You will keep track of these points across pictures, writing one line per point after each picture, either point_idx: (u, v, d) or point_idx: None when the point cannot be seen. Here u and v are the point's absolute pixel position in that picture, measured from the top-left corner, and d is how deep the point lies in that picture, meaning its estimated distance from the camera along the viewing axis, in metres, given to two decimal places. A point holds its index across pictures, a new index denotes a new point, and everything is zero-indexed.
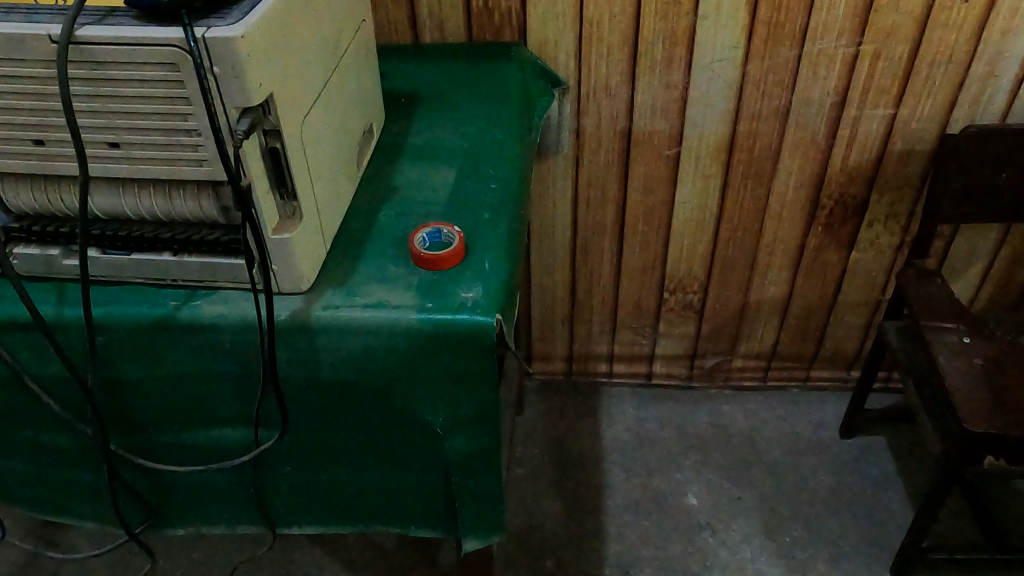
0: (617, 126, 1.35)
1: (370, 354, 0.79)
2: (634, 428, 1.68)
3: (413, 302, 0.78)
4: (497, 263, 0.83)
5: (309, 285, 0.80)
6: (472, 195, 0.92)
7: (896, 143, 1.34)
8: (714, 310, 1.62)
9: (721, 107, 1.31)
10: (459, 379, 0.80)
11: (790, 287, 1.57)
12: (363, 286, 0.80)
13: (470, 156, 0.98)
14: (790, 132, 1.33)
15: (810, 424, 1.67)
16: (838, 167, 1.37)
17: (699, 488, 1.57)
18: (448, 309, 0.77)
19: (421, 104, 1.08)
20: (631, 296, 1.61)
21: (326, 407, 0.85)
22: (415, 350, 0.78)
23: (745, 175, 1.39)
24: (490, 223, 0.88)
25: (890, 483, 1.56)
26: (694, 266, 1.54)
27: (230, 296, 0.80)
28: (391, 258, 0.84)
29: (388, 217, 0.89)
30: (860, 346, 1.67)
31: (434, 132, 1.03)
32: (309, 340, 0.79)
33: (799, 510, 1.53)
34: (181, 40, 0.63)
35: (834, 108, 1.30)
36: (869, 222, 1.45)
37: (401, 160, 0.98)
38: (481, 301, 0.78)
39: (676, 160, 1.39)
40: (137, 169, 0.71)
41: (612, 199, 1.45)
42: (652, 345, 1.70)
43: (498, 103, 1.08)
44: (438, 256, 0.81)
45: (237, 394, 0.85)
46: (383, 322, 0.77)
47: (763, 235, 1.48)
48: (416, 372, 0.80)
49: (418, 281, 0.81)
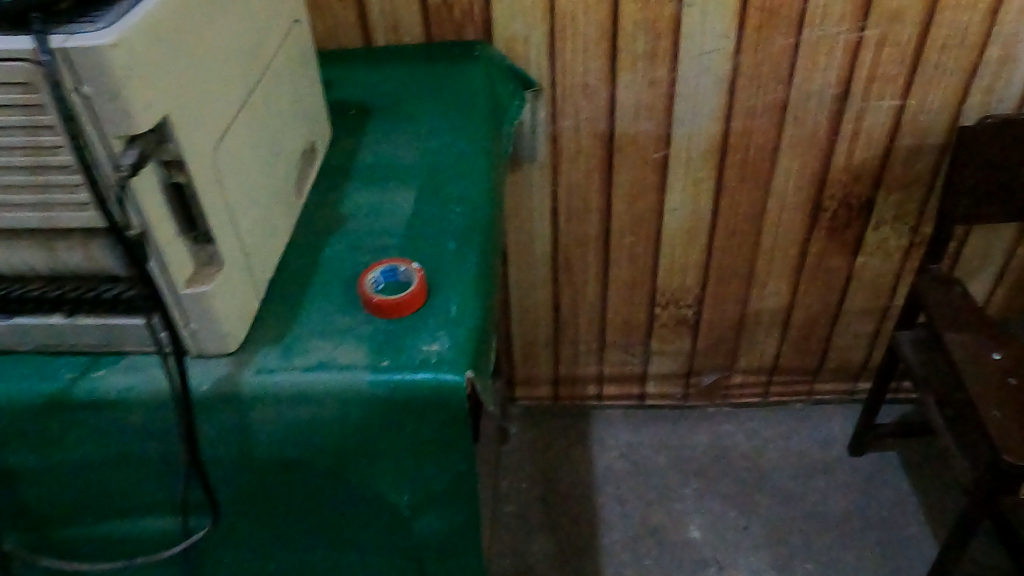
0: (597, 129, 1.21)
1: (316, 428, 0.65)
2: (628, 455, 1.55)
3: (365, 361, 0.64)
4: (465, 306, 0.69)
5: (236, 345, 0.66)
6: (434, 223, 0.78)
7: (905, 137, 1.21)
8: (709, 325, 1.49)
9: (712, 105, 1.18)
10: (424, 450, 0.67)
11: (792, 296, 1.44)
12: (303, 343, 0.66)
13: (430, 176, 0.84)
14: (787, 129, 1.20)
15: (817, 441, 1.55)
16: (841, 165, 1.25)
17: (702, 519, 1.45)
18: (407, 369, 0.63)
19: (373, 117, 0.94)
20: (619, 312, 1.47)
21: (266, 491, 0.71)
22: (370, 420, 0.65)
23: (739, 178, 1.27)
24: (456, 256, 0.74)
25: (907, 503, 1.44)
26: (687, 278, 1.41)
27: (140, 362, 0.65)
28: (338, 305, 0.70)
29: (335, 254, 0.75)
30: (868, 356, 1.54)
31: (389, 148, 0.89)
32: (240, 415, 0.65)
33: (810, 539, 1.41)
34: (32, 52, 0.48)
35: (836, 101, 1.17)
36: (876, 224, 1.32)
37: (348, 184, 0.84)
38: (448, 355, 0.64)
39: (664, 163, 1.25)
40: (4, 217, 0.57)
41: (595, 209, 1.32)
42: (644, 364, 1.57)
43: (461, 112, 0.94)
44: (394, 302, 0.67)
45: (158, 477, 0.70)
46: (329, 388, 0.63)
47: (762, 242, 1.35)
48: (372, 446, 0.67)
49: (371, 334, 0.67)
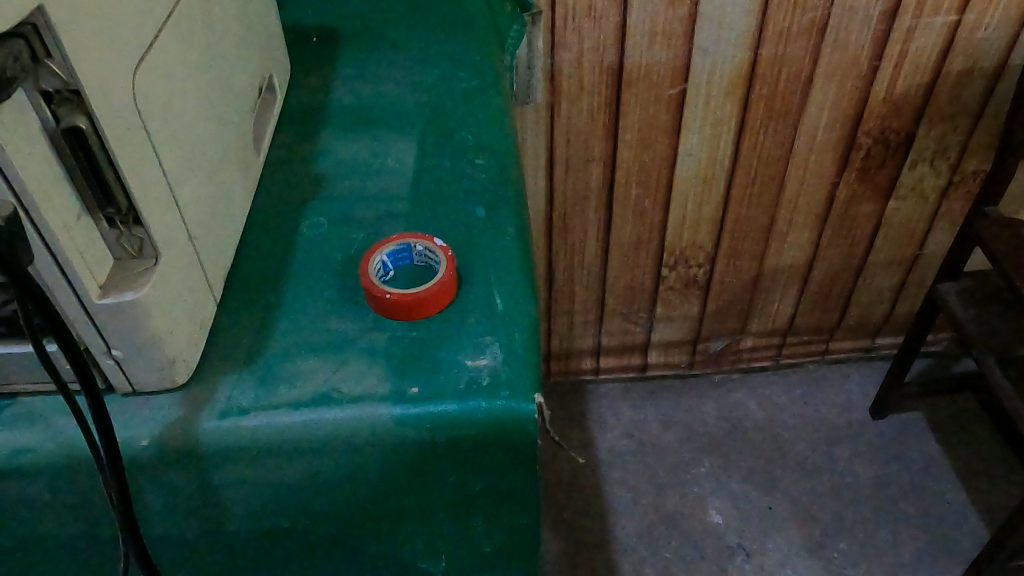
0: (603, 61, 1.02)
1: (316, 487, 0.45)
2: (632, 434, 1.39)
3: (384, 388, 0.44)
4: (513, 296, 0.49)
5: (187, 375, 0.44)
6: (448, 180, 0.57)
7: (956, 60, 1.04)
8: (721, 285, 1.32)
9: (740, 27, 0.99)
10: (471, 503, 0.47)
11: (815, 249, 1.28)
12: (288, 366, 0.45)
13: (431, 118, 0.63)
14: (825, 55, 1.02)
15: (836, 406, 1.41)
16: (882, 96, 1.08)
17: (721, 502, 1.29)
18: (449, 396, 0.43)
19: (342, 46, 0.71)
20: (621, 276, 1.29)
21: (243, 570, 0.50)
22: (394, 471, 0.45)
23: (766, 115, 1.08)
24: (487, 226, 0.54)
25: (939, 468, 1.31)
26: (699, 233, 1.23)
27: (37, 408, 0.43)
28: (332, 303, 0.49)
29: (316, 230, 0.54)
30: (889, 310, 1.40)
31: (370, 86, 0.67)
32: (202, 477, 0.44)
33: (842, 515, 1.27)
34: None
35: (884, 18, 0.99)
36: (913, 162, 1.16)
37: (322, 134, 0.62)
38: (504, 373, 0.44)
39: (680, 101, 1.06)
40: None
41: (597, 158, 1.12)
42: (647, 333, 1.40)
43: (457, 34, 0.73)
44: (416, 297, 0.47)
45: (81, 566, 0.49)
46: (334, 432, 0.43)
47: (785, 190, 1.18)
48: (396, 504, 0.47)
49: (386, 347, 0.46)
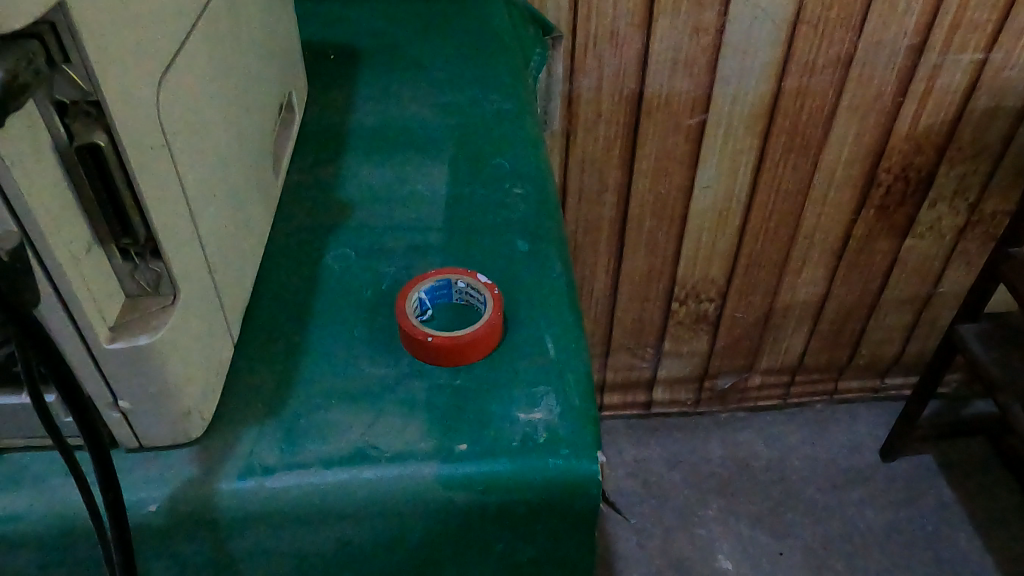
0: (623, 89, 0.98)
1: (346, 557, 0.40)
2: (637, 473, 1.34)
3: (428, 446, 0.39)
4: (565, 340, 0.44)
5: (202, 429, 0.39)
6: (485, 210, 0.53)
7: (982, 97, 1.02)
8: (732, 321, 1.28)
9: (765, 59, 0.96)
10: (518, 573, 0.42)
11: (829, 286, 1.25)
12: (318, 419, 0.40)
13: (462, 143, 0.59)
14: (849, 89, 1.00)
15: (846, 447, 1.37)
16: (905, 132, 1.05)
17: (731, 546, 1.24)
18: (502, 455, 0.38)
19: (363, 65, 0.67)
20: (631, 310, 1.25)
21: None
22: (437, 539, 0.39)
23: (787, 149, 1.05)
24: (531, 261, 0.49)
25: (952, 514, 1.28)
26: (712, 267, 1.20)
27: (29, 466, 0.38)
28: (364, 346, 0.44)
29: (343, 262, 0.49)
30: (901, 349, 1.37)
31: (395, 107, 0.62)
32: (217, 546, 0.38)
33: (855, 562, 1.22)
34: None
35: (911, 54, 0.97)
36: (933, 200, 1.14)
37: (346, 158, 0.57)
38: (562, 428, 0.39)
39: (699, 132, 1.03)
40: None
41: (612, 188, 1.08)
42: (654, 368, 1.35)
43: (485, 54, 0.68)
44: (461, 342, 0.42)
45: None
46: (372, 496, 0.38)
47: (802, 225, 1.15)
48: (434, 574, 0.41)
49: (426, 398, 0.41)
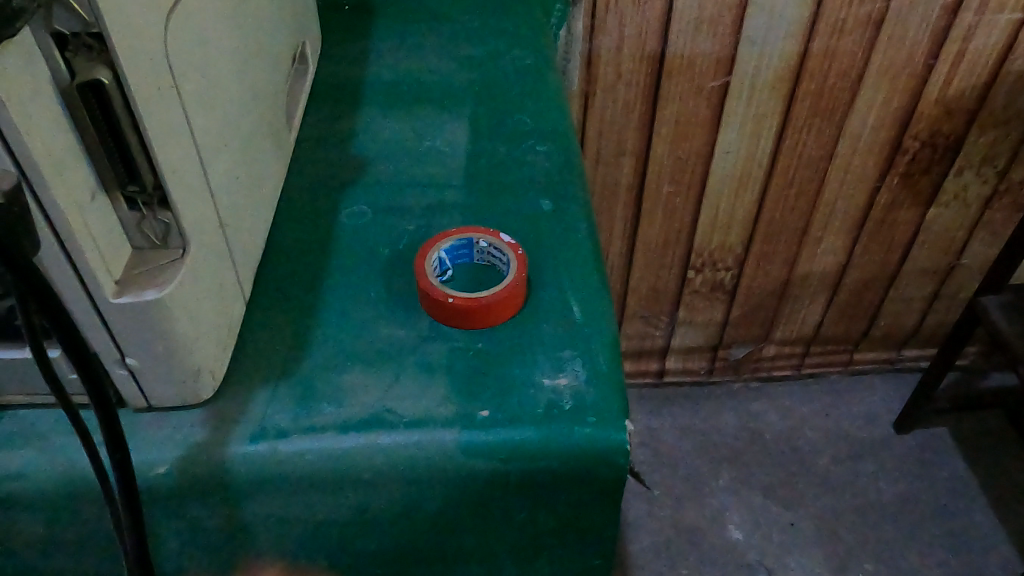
0: (645, 48, 0.95)
1: (362, 525, 0.38)
2: (649, 442, 1.33)
3: (449, 411, 0.37)
4: (590, 303, 0.42)
5: (213, 389, 0.37)
6: (505, 168, 0.51)
7: (1017, 61, 0.98)
8: (749, 290, 1.26)
9: (792, 18, 0.93)
10: (538, 543, 0.40)
11: (849, 255, 1.22)
12: (335, 381, 0.38)
13: (482, 98, 0.56)
14: (879, 51, 0.96)
15: (861, 419, 1.35)
16: (935, 97, 1.02)
17: (742, 516, 1.23)
18: (526, 422, 0.36)
19: (378, 16, 0.64)
20: (645, 277, 1.23)
21: None
22: (456, 508, 0.38)
23: (811, 113, 1.02)
24: (554, 221, 0.47)
25: (966, 487, 1.26)
26: (730, 234, 1.17)
27: (36, 425, 0.36)
28: (381, 307, 0.42)
29: (358, 220, 0.47)
30: (919, 321, 1.34)
31: (412, 60, 0.59)
32: (229, 511, 0.37)
33: (867, 534, 1.21)
34: None
35: (945, 13, 0.93)
36: (960, 168, 1.10)
37: (360, 112, 0.55)
38: (588, 395, 0.38)
39: (722, 94, 1.00)
40: None
41: (630, 152, 1.06)
42: (667, 336, 1.33)
43: (506, 6, 0.65)
44: (483, 303, 0.40)
45: None
46: (390, 463, 0.36)
47: (824, 192, 1.12)
48: (452, 544, 0.40)
49: (447, 361, 0.39)
